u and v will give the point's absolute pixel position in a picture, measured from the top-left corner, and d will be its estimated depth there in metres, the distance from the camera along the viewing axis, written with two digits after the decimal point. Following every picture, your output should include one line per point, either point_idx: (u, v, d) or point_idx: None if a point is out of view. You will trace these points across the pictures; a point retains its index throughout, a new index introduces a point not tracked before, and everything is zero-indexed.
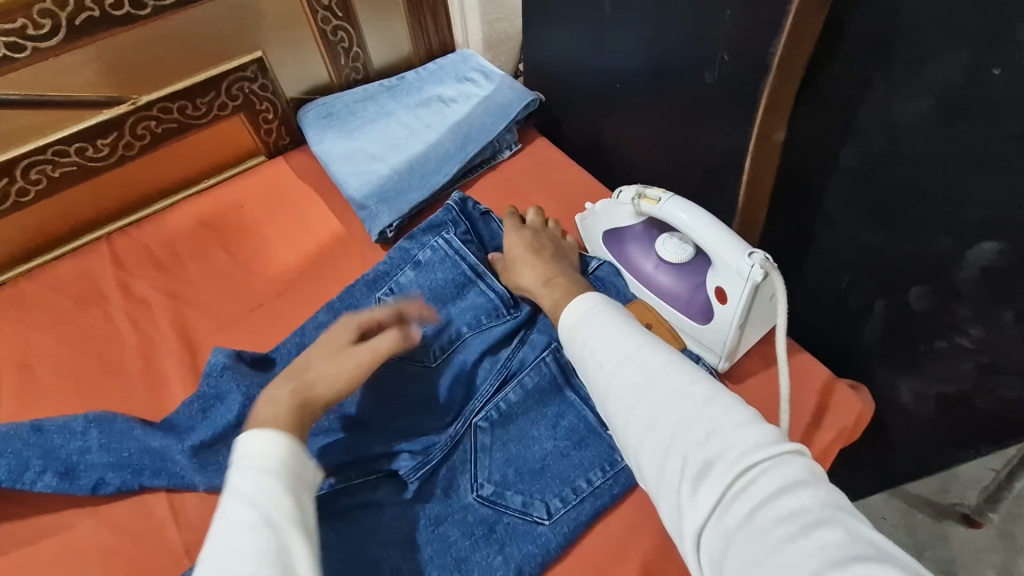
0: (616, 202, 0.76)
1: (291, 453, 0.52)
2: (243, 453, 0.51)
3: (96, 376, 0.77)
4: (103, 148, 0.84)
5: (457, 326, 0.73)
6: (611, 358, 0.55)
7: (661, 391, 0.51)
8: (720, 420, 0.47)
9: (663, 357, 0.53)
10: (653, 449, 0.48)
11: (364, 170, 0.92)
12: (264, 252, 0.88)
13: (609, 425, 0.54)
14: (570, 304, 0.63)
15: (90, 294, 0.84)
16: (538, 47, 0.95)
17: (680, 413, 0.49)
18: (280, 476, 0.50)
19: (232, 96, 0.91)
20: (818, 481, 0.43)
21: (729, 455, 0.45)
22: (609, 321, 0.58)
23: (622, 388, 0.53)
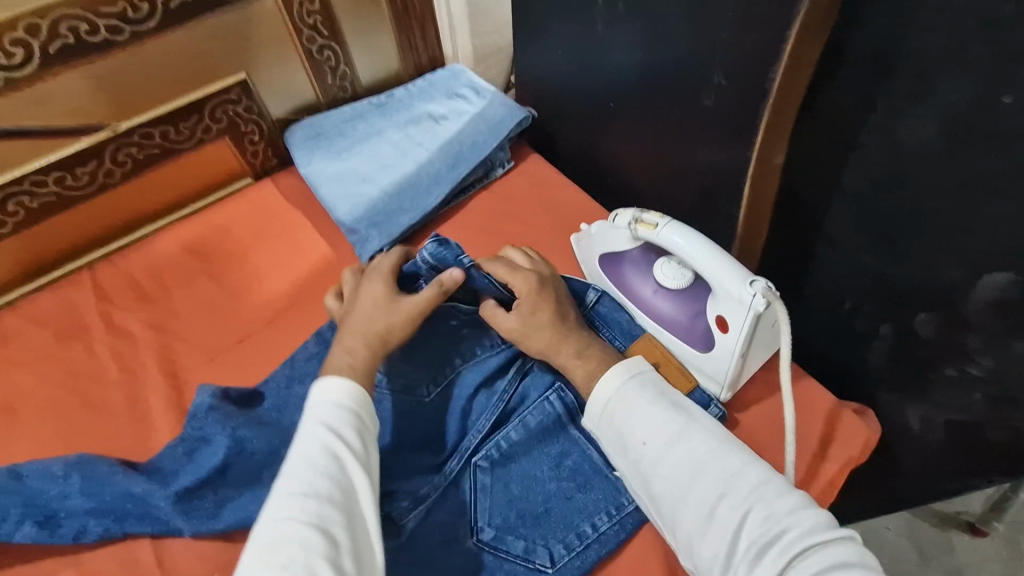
0: (612, 225, 0.74)
1: (362, 396, 0.61)
2: (322, 393, 0.60)
3: (79, 415, 0.74)
4: (83, 177, 0.82)
5: (451, 360, 0.70)
6: (659, 439, 0.58)
7: (715, 475, 0.55)
8: (775, 503, 0.52)
9: (709, 438, 0.57)
10: (711, 532, 0.52)
11: (354, 193, 0.90)
12: (252, 279, 0.86)
13: (659, 504, 0.57)
14: (607, 371, 0.63)
15: (72, 327, 0.81)
16: (530, 62, 0.93)
17: (737, 497, 0.53)
18: (352, 415, 0.59)
19: (216, 119, 0.88)
20: (867, 561, 0.48)
21: (787, 537, 0.50)
22: (647, 398, 0.60)
23: (674, 470, 0.56)
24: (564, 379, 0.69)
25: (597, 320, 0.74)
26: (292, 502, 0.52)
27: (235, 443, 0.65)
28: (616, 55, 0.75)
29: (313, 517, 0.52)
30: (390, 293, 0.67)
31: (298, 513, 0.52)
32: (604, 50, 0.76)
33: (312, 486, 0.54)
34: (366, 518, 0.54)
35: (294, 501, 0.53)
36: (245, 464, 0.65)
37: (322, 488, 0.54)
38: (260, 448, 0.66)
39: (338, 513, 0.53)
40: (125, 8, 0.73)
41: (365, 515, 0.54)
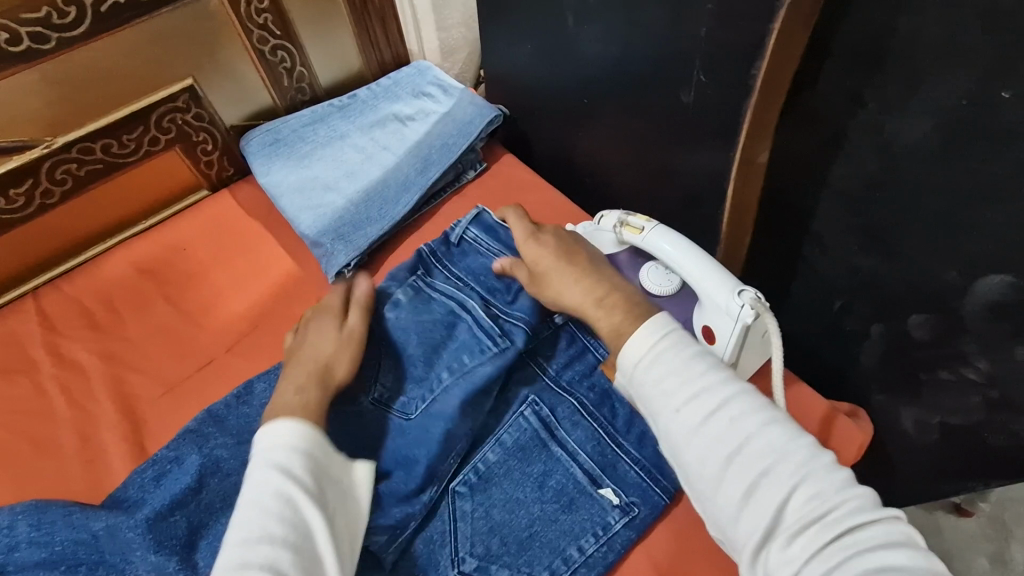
0: (597, 227, 0.70)
1: (317, 437, 0.57)
2: (271, 438, 0.56)
3: (25, 460, 0.69)
4: (18, 199, 0.75)
5: (438, 370, 0.66)
6: (702, 402, 0.52)
7: (762, 443, 0.49)
8: (823, 478, 0.47)
9: (752, 410, 0.51)
10: (753, 503, 0.48)
11: (318, 203, 0.85)
12: (211, 302, 0.81)
13: (689, 476, 0.52)
14: (638, 328, 0.57)
15: (17, 362, 0.75)
16: (498, 58, 0.88)
17: (779, 470, 0.48)
18: (306, 456, 0.56)
19: (164, 129, 0.82)
20: (915, 539, 0.45)
21: (832, 515, 0.46)
22: (687, 357, 0.55)
23: (716, 438, 0.50)
24: (538, 392, 0.68)
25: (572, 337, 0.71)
26: (242, 549, 0.49)
27: (210, 462, 0.64)
28: (589, 51, 0.70)
29: (266, 560, 0.49)
30: (331, 325, 0.67)
31: (251, 559, 0.49)
32: (576, 46, 0.72)
33: (262, 531, 0.50)
34: (322, 562, 0.51)
35: (242, 548, 0.49)
36: (219, 484, 0.64)
37: (275, 535, 0.50)
38: (235, 462, 0.65)
39: (291, 555, 0.50)
40: (50, 13, 0.67)
41: (323, 557, 0.51)
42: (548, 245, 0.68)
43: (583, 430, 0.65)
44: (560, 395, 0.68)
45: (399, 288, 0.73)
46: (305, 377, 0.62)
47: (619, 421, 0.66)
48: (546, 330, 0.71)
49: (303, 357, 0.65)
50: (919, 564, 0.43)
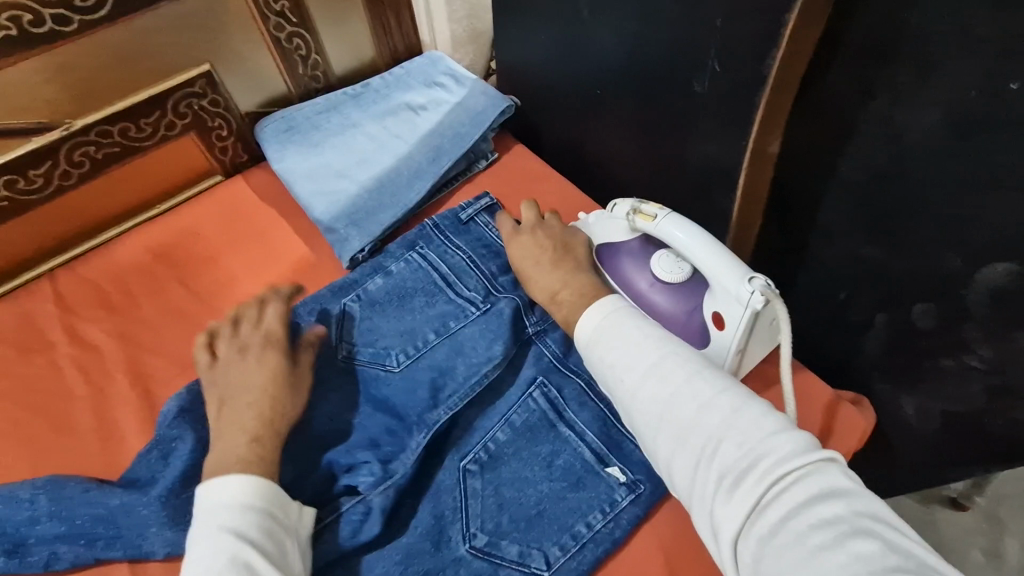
0: (611, 216, 0.71)
1: (269, 493, 0.56)
2: (220, 499, 0.54)
3: (43, 435, 0.70)
4: (36, 180, 0.76)
5: (425, 333, 0.73)
6: (642, 365, 0.56)
7: (696, 400, 0.52)
8: (757, 426, 0.49)
9: (687, 370, 0.55)
10: (692, 456, 0.50)
11: (331, 189, 0.86)
12: (224, 285, 0.82)
13: (641, 439, 0.55)
14: (588, 309, 0.63)
15: (34, 341, 0.76)
16: (510, 49, 0.89)
17: (710, 423, 0.50)
18: (261, 515, 0.54)
19: (180, 114, 0.83)
20: (854, 484, 0.44)
21: (765, 461, 0.47)
22: (630, 328, 0.60)
23: (654, 397, 0.54)
24: (546, 373, 0.69)
25: None
26: None
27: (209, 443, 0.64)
28: (604, 43, 0.71)
29: None
30: (283, 365, 0.65)
31: None
32: (591, 37, 0.73)
33: None
34: None
35: None
36: None
37: None
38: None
39: None
40: None
41: None
42: (528, 240, 0.74)
43: (591, 411, 0.67)
44: (567, 376, 0.69)
45: (394, 261, 0.80)
46: (257, 425, 0.61)
47: None
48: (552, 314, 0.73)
49: (243, 397, 0.63)
50: (855, 509, 0.43)
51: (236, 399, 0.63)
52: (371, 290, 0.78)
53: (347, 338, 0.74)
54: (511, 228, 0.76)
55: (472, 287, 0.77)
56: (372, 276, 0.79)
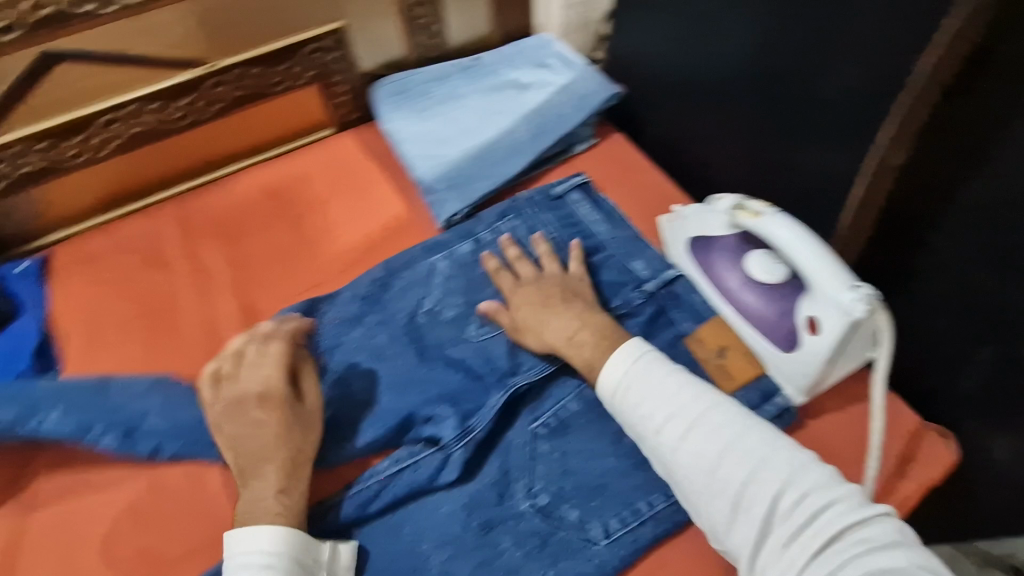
0: (709, 209, 0.71)
1: (294, 538, 0.56)
2: (248, 545, 0.55)
3: (157, 340, 0.77)
4: (177, 111, 0.83)
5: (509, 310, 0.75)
6: (681, 416, 0.58)
7: (741, 453, 0.55)
8: (813, 480, 0.52)
9: (729, 422, 0.57)
10: (743, 507, 0.53)
11: (435, 152, 0.90)
12: (326, 230, 0.87)
13: (681, 490, 0.57)
14: (612, 354, 0.63)
15: (157, 256, 0.84)
16: (626, 39, 0.90)
17: (761, 477, 0.53)
18: (286, 563, 0.55)
19: (308, 66, 0.88)
20: (907, 537, 0.49)
21: (821, 512, 0.50)
22: (661, 375, 0.61)
23: (696, 451, 0.56)
24: None
25: (671, 298, 0.73)
26: None
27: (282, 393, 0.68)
28: (732, 38, 0.72)
29: None
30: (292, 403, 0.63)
31: None
32: (718, 34, 0.74)
33: None
34: None
35: None
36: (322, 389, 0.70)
37: None
38: (340, 369, 0.72)
39: None
40: None
41: None
42: (530, 296, 0.72)
43: None
44: None
45: (485, 229, 0.82)
46: (280, 474, 0.60)
47: None
48: (638, 300, 0.73)
49: (258, 446, 0.61)
50: (913, 560, 0.46)
51: (251, 448, 0.61)
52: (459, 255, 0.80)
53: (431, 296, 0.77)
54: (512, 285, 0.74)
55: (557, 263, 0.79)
56: (462, 240, 0.82)
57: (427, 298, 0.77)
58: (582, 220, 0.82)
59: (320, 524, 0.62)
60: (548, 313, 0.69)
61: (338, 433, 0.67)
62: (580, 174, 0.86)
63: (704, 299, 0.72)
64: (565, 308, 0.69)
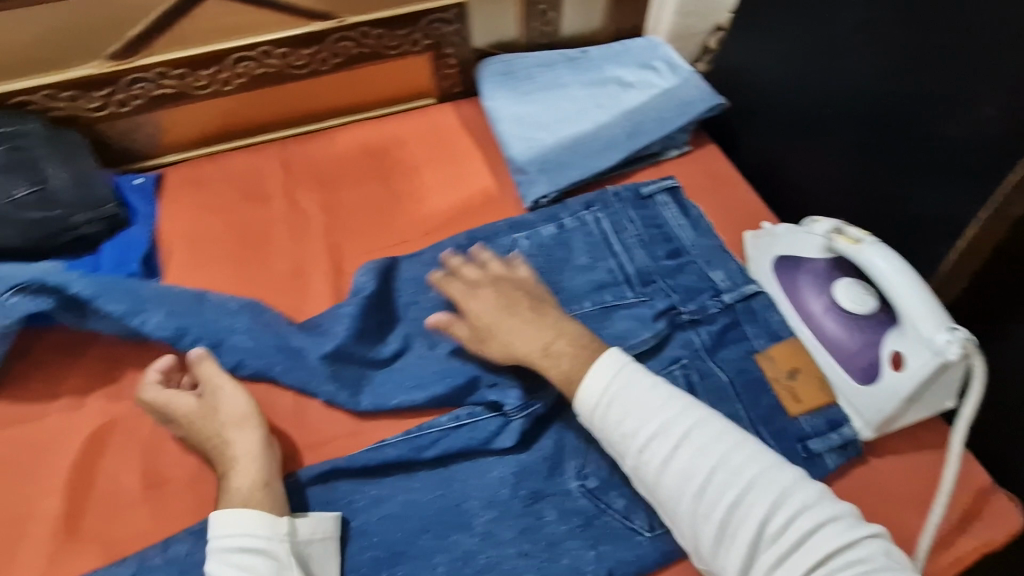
0: (804, 231, 0.71)
1: (267, 522, 0.57)
2: (224, 532, 0.56)
3: (248, 270, 0.81)
4: (302, 59, 0.88)
5: (582, 299, 0.76)
6: (668, 435, 0.58)
7: (728, 472, 0.55)
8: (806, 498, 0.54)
9: (716, 440, 0.57)
10: (733, 528, 0.53)
11: (531, 136, 0.92)
12: (415, 193, 0.90)
13: (663, 506, 0.58)
14: (591, 368, 0.62)
15: (258, 191, 0.89)
16: (738, 53, 0.91)
17: (749, 497, 0.54)
18: (262, 548, 0.56)
19: (427, 35, 0.92)
20: (891, 559, 0.51)
21: (812, 533, 0.52)
22: (644, 390, 0.60)
23: (683, 469, 0.56)
24: (690, 358, 0.70)
25: (748, 314, 0.73)
26: None
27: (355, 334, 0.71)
28: (856, 67, 0.73)
29: None
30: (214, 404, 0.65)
31: None
32: (841, 61, 0.75)
33: None
34: None
35: None
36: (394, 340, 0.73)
37: None
38: (407, 329, 0.74)
39: None
40: None
41: None
42: (491, 301, 0.70)
43: (726, 407, 0.67)
44: (711, 368, 0.69)
45: (569, 216, 0.83)
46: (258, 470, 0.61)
47: (761, 411, 0.67)
48: (713, 308, 0.73)
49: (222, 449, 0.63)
50: None
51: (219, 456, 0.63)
52: (541, 236, 0.82)
53: None
54: (468, 288, 0.71)
55: (636, 260, 0.79)
56: (545, 222, 0.83)
57: None
58: (667, 223, 0.83)
59: (334, 462, 0.64)
60: (518, 325, 0.67)
61: (403, 383, 0.70)
62: (669, 178, 0.87)
63: (782, 319, 0.72)
64: (536, 316, 0.68)
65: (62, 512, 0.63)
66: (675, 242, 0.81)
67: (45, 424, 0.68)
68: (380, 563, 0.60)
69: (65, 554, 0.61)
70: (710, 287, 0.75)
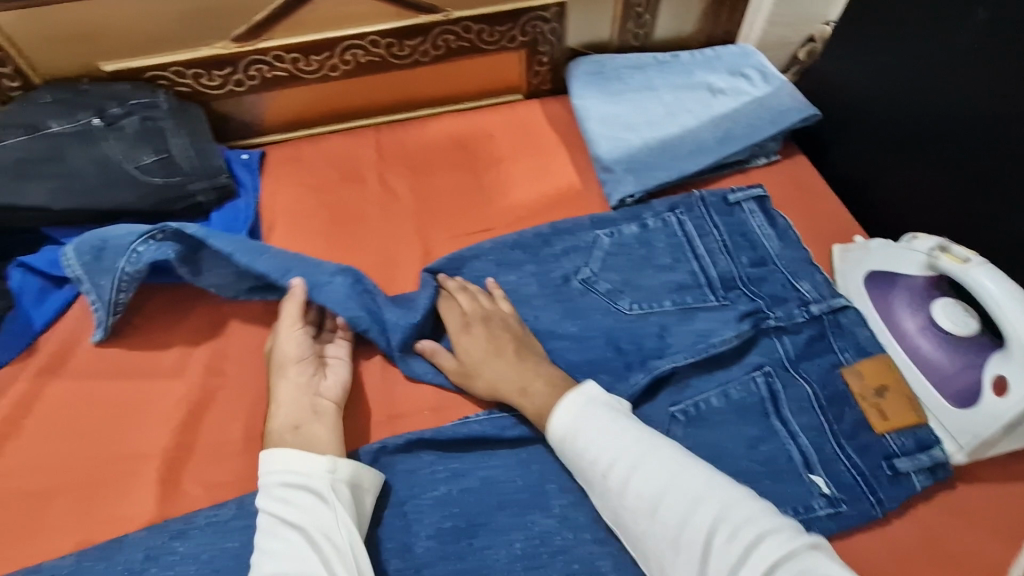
0: (905, 247, 0.71)
1: (307, 460, 0.59)
2: (271, 467, 0.59)
3: (342, 247, 0.85)
4: (406, 49, 0.93)
5: (663, 299, 0.77)
6: (625, 458, 0.58)
7: (679, 494, 0.55)
8: (746, 514, 0.52)
9: (672, 464, 0.57)
10: (685, 546, 0.52)
11: (618, 136, 0.93)
12: (501, 184, 0.93)
13: (633, 537, 0.57)
14: (560, 401, 0.64)
15: (352, 173, 0.93)
16: (836, 65, 0.90)
17: (699, 517, 0.53)
18: (301, 482, 0.58)
19: (525, 32, 0.95)
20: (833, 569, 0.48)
21: (756, 546, 0.50)
22: (605, 419, 0.61)
23: (641, 494, 0.56)
24: (773, 366, 0.70)
25: (835, 329, 0.72)
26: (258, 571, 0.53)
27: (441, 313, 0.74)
28: (965, 90, 0.73)
29: None
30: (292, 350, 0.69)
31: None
32: (954, 76, 0.74)
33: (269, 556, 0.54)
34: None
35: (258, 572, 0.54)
36: None
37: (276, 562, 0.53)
38: None
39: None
40: None
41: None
42: (481, 339, 0.71)
43: (809, 417, 0.67)
44: (795, 378, 0.69)
45: (653, 217, 0.84)
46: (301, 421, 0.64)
47: (844, 426, 0.66)
48: (800, 318, 0.73)
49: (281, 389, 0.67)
50: None
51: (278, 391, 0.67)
52: (625, 234, 0.83)
53: (592, 265, 0.80)
54: (458, 325, 0.73)
55: (720, 265, 0.79)
56: (628, 221, 0.84)
57: (582, 267, 0.80)
58: (752, 232, 0.82)
59: (416, 433, 0.67)
60: (512, 364, 0.69)
61: None
62: (757, 185, 0.87)
63: (872, 335, 0.71)
64: (525, 357, 0.70)
65: (172, 455, 0.68)
66: (761, 251, 0.80)
67: (158, 373, 0.74)
68: (458, 532, 0.62)
69: (172, 494, 0.66)
70: (796, 298, 0.75)
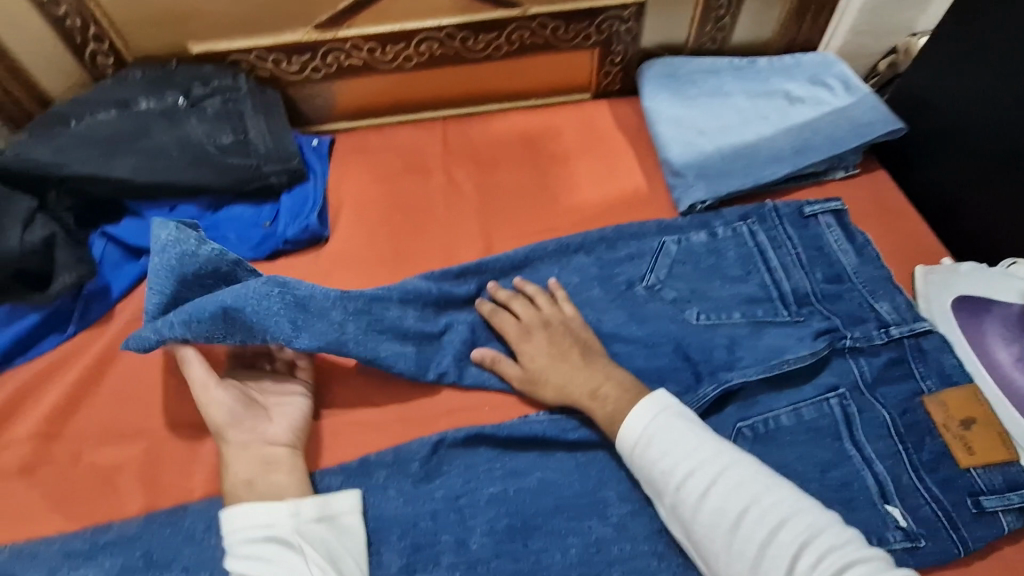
0: (1005, 275, 0.70)
1: (269, 507, 0.57)
2: (231, 526, 0.56)
3: (406, 236, 0.86)
4: (480, 44, 0.93)
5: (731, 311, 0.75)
6: (704, 472, 0.56)
7: (762, 514, 0.53)
8: (836, 541, 0.51)
9: (754, 481, 0.55)
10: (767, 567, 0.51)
11: (690, 140, 0.91)
12: (566, 183, 0.92)
13: (702, 552, 0.55)
14: (635, 407, 0.62)
15: (417, 164, 0.94)
16: (925, 78, 0.86)
17: (783, 540, 0.52)
18: (268, 533, 0.56)
19: (600, 31, 0.95)
20: None
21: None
22: (683, 429, 0.59)
23: (718, 509, 0.55)
24: (848, 388, 0.67)
25: (916, 355, 0.68)
26: None
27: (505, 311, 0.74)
28: None
29: None
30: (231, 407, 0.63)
31: None
32: None
33: None
34: None
35: None
36: None
37: None
38: None
39: None
40: None
41: None
42: (547, 341, 0.70)
43: (886, 445, 0.63)
44: (872, 403, 0.66)
45: (724, 226, 0.81)
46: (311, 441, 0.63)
47: (924, 456, 0.63)
48: (878, 340, 0.69)
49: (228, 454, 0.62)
50: None
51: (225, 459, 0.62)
52: (693, 241, 0.80)
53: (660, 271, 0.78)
54: (517, 329, 0.72)
55: (793, 280, 0.76)
56: (697, 229, 0.82)
57: (647, 272, 0.78)
58: (829, 247, 0.78)
59: (476, 429, 0.67)
60: (577, 369, 0.68)
61: None
62: (835, 198, 0.83)
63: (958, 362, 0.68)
64: (597, 362, 0.68)
65: None
66: (838, 267, 0.77)
67: None
68: (514, 531, 0.61)
69: None
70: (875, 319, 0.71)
